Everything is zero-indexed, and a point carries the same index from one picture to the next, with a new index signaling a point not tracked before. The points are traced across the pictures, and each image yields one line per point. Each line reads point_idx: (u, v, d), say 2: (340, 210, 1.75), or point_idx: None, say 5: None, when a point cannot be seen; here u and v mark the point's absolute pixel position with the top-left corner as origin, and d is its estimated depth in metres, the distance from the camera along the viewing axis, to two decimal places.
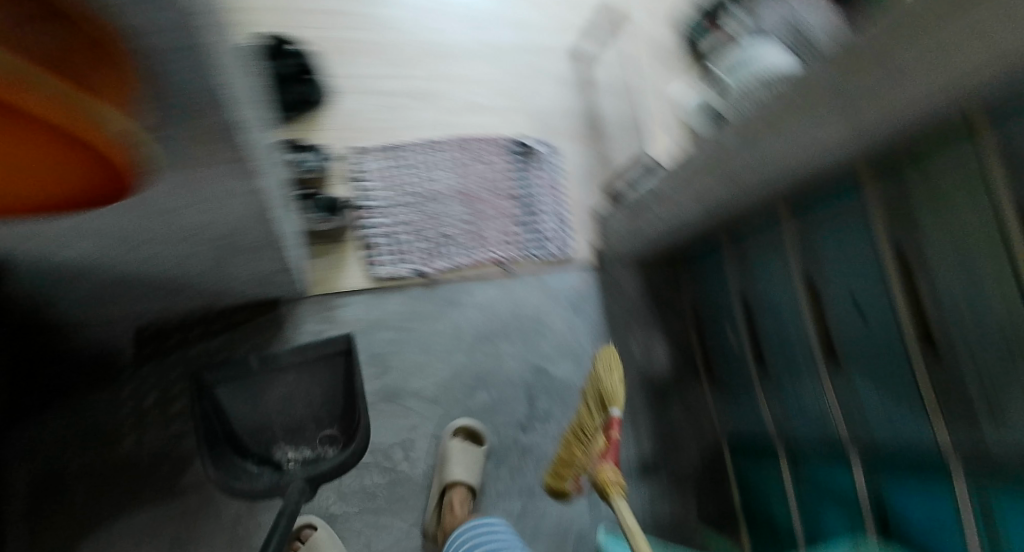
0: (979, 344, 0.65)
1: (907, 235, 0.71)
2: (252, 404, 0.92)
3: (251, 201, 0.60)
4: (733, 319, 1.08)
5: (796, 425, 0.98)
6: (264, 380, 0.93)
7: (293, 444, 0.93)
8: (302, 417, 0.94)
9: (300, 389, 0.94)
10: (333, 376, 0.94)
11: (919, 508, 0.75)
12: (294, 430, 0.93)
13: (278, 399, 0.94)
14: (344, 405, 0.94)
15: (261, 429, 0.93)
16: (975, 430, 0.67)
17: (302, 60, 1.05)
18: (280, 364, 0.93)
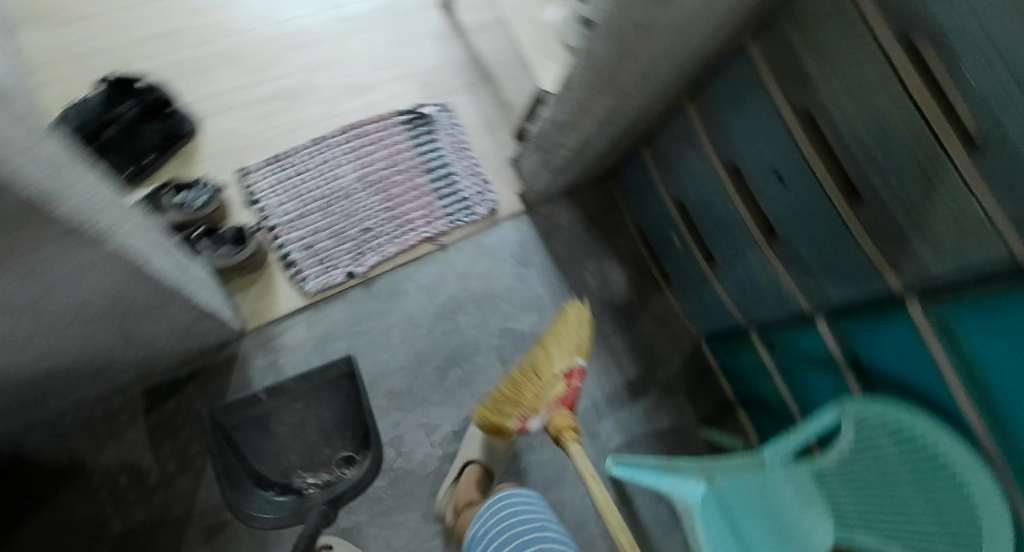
0: (894, 176, 0.70)
1: (803, 93, 0.76)
2: (265, 439, 0.94)
3: (118, 264, 0.54)
4: (674, 224, 1.15)
5: (754, 300, 1.06)
6: (274, 409, 0.94)
7: (311, 471, 0.95)
8: (315, 443, 0.96)
9: (311, 417, 0.96)
10: (343, 397, 0.96)
11: (887, 347, 0.84)
12: (310, 456, 0.96)
13: (289, 428, 0.95)
14: (357, 423, 0.96)
15: (276, 458, 0.94)
16: (911, 255, 0.74)
17: (158, 92, 0.97)
18: (288, 391, 0.94)
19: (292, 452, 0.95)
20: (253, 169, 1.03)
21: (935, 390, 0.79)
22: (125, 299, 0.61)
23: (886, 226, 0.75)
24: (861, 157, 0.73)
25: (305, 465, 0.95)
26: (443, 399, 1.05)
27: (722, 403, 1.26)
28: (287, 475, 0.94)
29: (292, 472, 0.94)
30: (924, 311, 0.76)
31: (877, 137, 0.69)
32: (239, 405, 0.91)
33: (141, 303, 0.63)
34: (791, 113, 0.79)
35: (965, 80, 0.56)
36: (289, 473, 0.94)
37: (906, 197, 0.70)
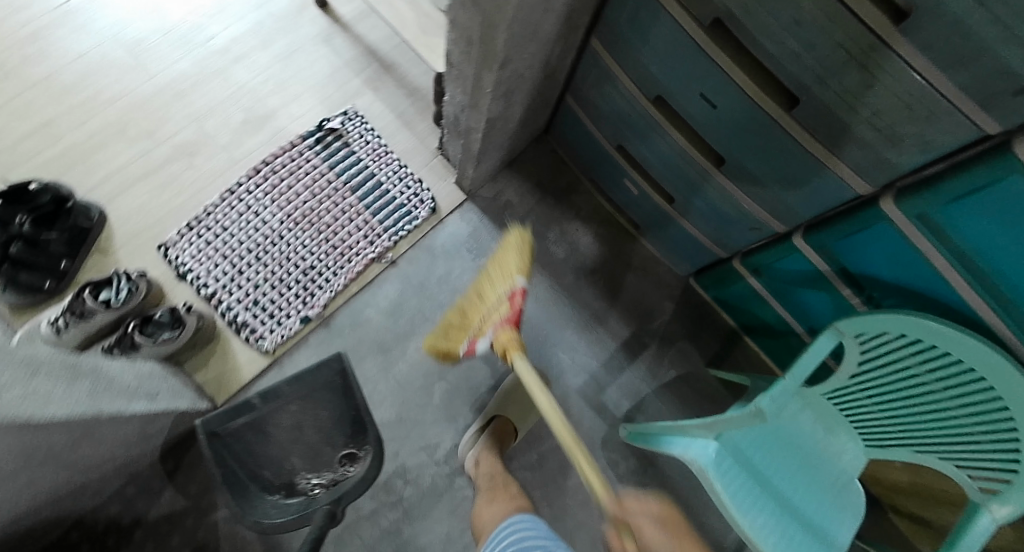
0: (827, 73, 0.62)
1: (705, 2, 0.67)
2: (264, 443, 0.89)
3: (27, 420, 0.51)
4: (623, 170, 1.06)
5: (724, 230, 0.98)
6: (270, 413, 0.89)
7: (315, 472, 0.92)
8: (315, 443, 0.93)
9: (308, 417, 0.92)
10: (338, 393, 0.91)
11: (874, 251, 0.78)
12: (312, 456, 0.93)
13: (286, 431, 0.91)
14: (356, 419, 0.92)
15: (277, 462, 0.90)
16: (869, 153, 0.67)
17: (54, 190, 0.89)
18: (281, 396, 0.88)
19: (292, 455, 0.92)
20: (173, 243, 0.98)
21: (929, 284, 0.75)
22: (76, 430, 0.59)
23: (833, 128, 0.67)
24: (786, 58, 0.65)
25: (309, 466, 0.92)
26: (436, 416, 1.02)
27: (727, 336, 1.20)
28: (291, 477, 0.91)
29: (295, 475, 0.91)
30: (899, 211, 0.70)
31: (794, 34, 0.61)
32: (231, 414, 0.84)
33: (76, 435, 0.60)
34: (697, 29, 0.70)
35: None
36: (292, 475, 0.91)
37: (846, 90, 0.62)
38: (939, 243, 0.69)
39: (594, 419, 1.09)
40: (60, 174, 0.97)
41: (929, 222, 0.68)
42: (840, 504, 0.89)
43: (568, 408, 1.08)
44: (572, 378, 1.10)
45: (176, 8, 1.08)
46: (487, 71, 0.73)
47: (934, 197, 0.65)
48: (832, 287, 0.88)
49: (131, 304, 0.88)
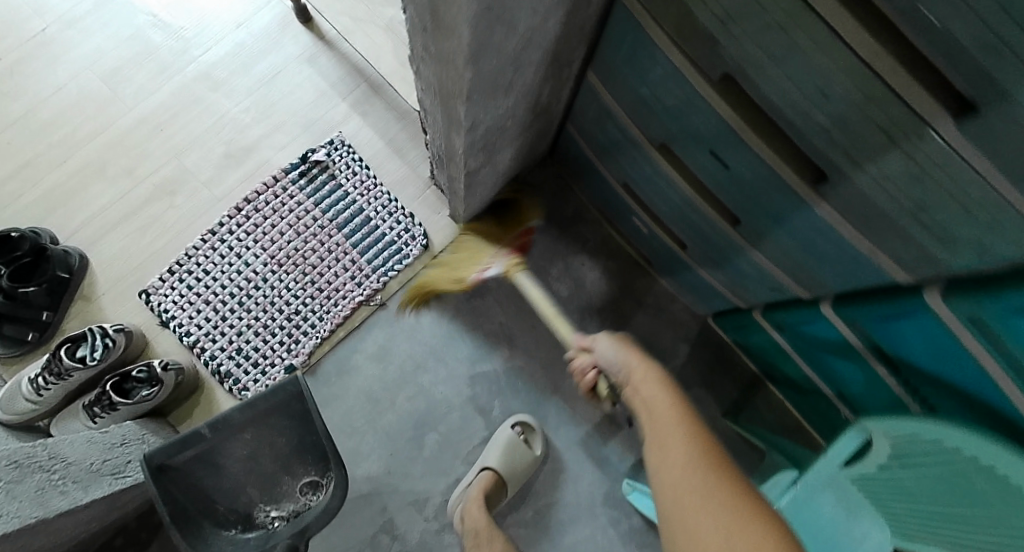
0: (863, 154, 0.50)
1: (712, 57, 0.54)
2: (218, 477, 0.91)
3: None
4: (631, 208, 0.94)
5: (744, 283, 0.87)
6: (222, 442, 0.86)
7: (273, 503, 0.97)
8: (272, 474, 0.96)
9: (265, 445, 0.91)
10: (297, 418, 0.88)
11: (915, 338, 0.67)
12: (269, 488, 0.96)
13: (241, 461, 0.91)
14: (317, 446, 0.92)
15: (232, 495, 0.93)
16: (913, 244, 0.54)
17: (34, 238, 0.87)
18: (234, 424, 0.84)
19: (250, 487, 0.95)
20: (155, 289, 0.95)
21: (983, 388, 0.63)
22: (13, 541, 0.58)
23: (867, 212, 0.55)
24: (809, 130, 0.52)
25: (266, 499, 0.96)
26: (425, 470, 0.97)
27: (747, 381, 1.10)
28: (247, 510, 0.95)
29: (252, 508, 0.95)
30: (949, 308, 0.58)
31: (819, 107, 0.49)
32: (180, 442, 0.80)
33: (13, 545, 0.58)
34: (704, 83, 0.58)
35: (922, 22, 0.37)
36: (249, 509, 0.95)
37: (884, 176, 0.50)
38: (994, 348, 0.57)
39: (595, 473, 1.02)
40: (46, 217, 0.96)
41: (983, 325, 0.57)
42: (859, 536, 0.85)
43: (566, 461, 1.02)
44: (573, 429, 1.03)
45: (154, 34, 1.03)
46: (455, 134, 0.64)
47: (990, 302, 0.53)
48: (865, 360, 0.78)
49: (110, 360, 0.87)
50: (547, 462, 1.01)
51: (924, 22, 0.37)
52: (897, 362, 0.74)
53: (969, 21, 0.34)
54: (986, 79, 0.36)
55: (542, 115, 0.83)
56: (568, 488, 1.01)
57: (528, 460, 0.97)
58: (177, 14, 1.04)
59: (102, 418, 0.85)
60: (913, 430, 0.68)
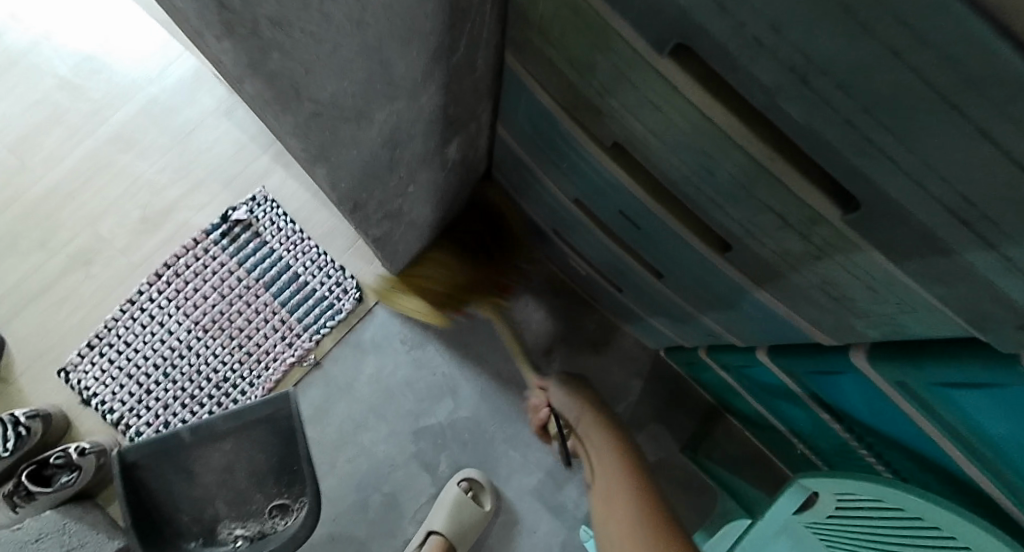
0: (758, 229, 0.47)
1: (598, 123, 0.51)
2: (188, 485, 0.83)
3: None
4: (565, 251, 0.92)
5: (679, 325, 0.84)
6: (201, 448, 0.81)
7: (239, 520, 0.86)
8: (245, 489, 0.86)
9: (243, 459, 0.83)
10: (280, 437, 0.83)
11: (848, 392, 0.65)
12: (238, 504, 0.86)
13: (216, 472, 0.83)
14: (296, 469, 0.85)
15: (198, 505, 0.84)
16: (823, 307, 0.52)
17: None
18: (217, 432, 0.79)
19: (218, 499, 0.85)
20: (74, 366, 0.91)
21: (916, 440, 0.61)
22: None
23: (775, 278, 0.52)
24: (706, 204, 0.49)
25: (233, 514, 0.86)
26: (371, 534, 0.95)
27: (705, 414, 1.07)
28: (212, 523, 0.85)
29: (217, 522, 0.85)
30: (875, 369, 0.56)
31: (707, 182, 0.46)
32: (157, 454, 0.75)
33: None
34: (600, 148, 0.54)
35: (785, 116, 0.33)
36: (213, 522, 0.85)
37: (784, 251, 0.47)
38: (923, 410, 0.55)
39: (551, 522, 0.99)
40: None
41: (910, 391, 0.54)
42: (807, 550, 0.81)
43: (520, 512, 0.99)
44: (525, 478, 0.99)
45: (61, 97, 0.99)
46: (344, 209, 0.60)
47: (909, 371, 0.51)
48: (807, 405, 0.75)
49: (25, 448, 0.85)
50: (499, 515, 0.98)
51: (785, 115, 0.33)
52: (834, 408, 0.71)
53: (832, 119, 0.30)
54: (859, 177, 0.33)
55: (463, 169, 0.79)
56: (523, 541, 0.98)
57: (478, 517, 0.95)
58: (83, 76, 1.00)
59: (23, 508, 0.81)
60: (853, 485, 0.66)
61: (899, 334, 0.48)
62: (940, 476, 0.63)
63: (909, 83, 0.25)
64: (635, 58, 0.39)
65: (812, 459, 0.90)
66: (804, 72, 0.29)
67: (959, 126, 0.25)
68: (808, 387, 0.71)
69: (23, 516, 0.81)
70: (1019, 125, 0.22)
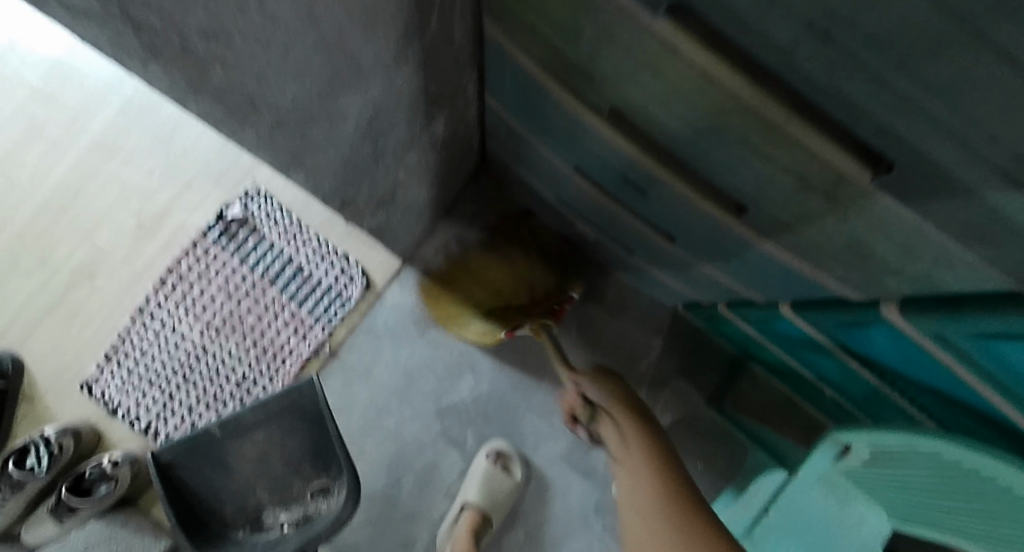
0: (778, 192, 0.43)
1: (591, 91, 0.46)
2: (226, 476, 0.82)
3: None
4: (570, 217, 0.88)
5: (691, 282, 0.82)
6: (233, 440, 0.80)
7: (283, 505, 0.86)
8: (283, 475, 0.85)
9: (276, 447, 0.82)
10: (308, 419, 0.80)
11: (882, 343, 0.62)
12: (279, 489, 0.86)
13: (251, 462, 0.83)
14: (329, 451, 0.82)
15: (240, 495, 0.84)
16: (850, 265, 0.48)
17: None
18: (245, 424, 0.79)
19: (259, 486, 0.85)
20: (95, 380, 0.93)
21: (953, 386, 0.58)
22: None
23: (797, 239, 0.49)
24: (718, 168, 0.45)
25: (276, 500, 0.86)
26: (408, 511, 0.97)
27: (729, 365, 1.05)
28: (257, 512, 0.86)
29: (261, 509, 0.86)
30: (910, 323, 0.52)
31: (717, 147, 0.42)
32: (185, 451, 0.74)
33: None
34: (596, 117, 0.50)
35: (802, 74, 0.29)
36: (258, 510, 0.86)
37: (806, 213, 0.44)
38: (965, 362, 0.52)
39: (582, 485, 1.00)
40: None
41: (948, 341, 0.51)
42: None
43: (551, 479, 1.00)
44: (553, 445, 1.00)
45: (35, 108, 0.99)
46: None
47: (948, 325, 0.48)
48: (837, 356, 0.73)
49: (60, 465, 0.88)
50: (531, 482, 0.99)
51: (801, 73, 0.29)
52: (868, 358, 0.69)
53: (858, 77, 0.26)
54: (892, 139, 0.29)
55: (456, 145, 0.75)
56: (556, 504, 1.00)
57: (516, 485, 0.96)
58: (55, 84, 1.00)
59: (69, 520, 0.85)
60: (888, 437, 0.65)
61: (934, 289, 0.45)
62: (980, 419, 0.61)
63: (953, 35, 0.21)
64: (624, 18, 0.34)
65: (844, 404, 0.88)
66: (824, 26, 0.25)
67: (1013, 82, 0.21)
68: (837, 339, 0.69)
69: (70, 528, 0.86)
70: None
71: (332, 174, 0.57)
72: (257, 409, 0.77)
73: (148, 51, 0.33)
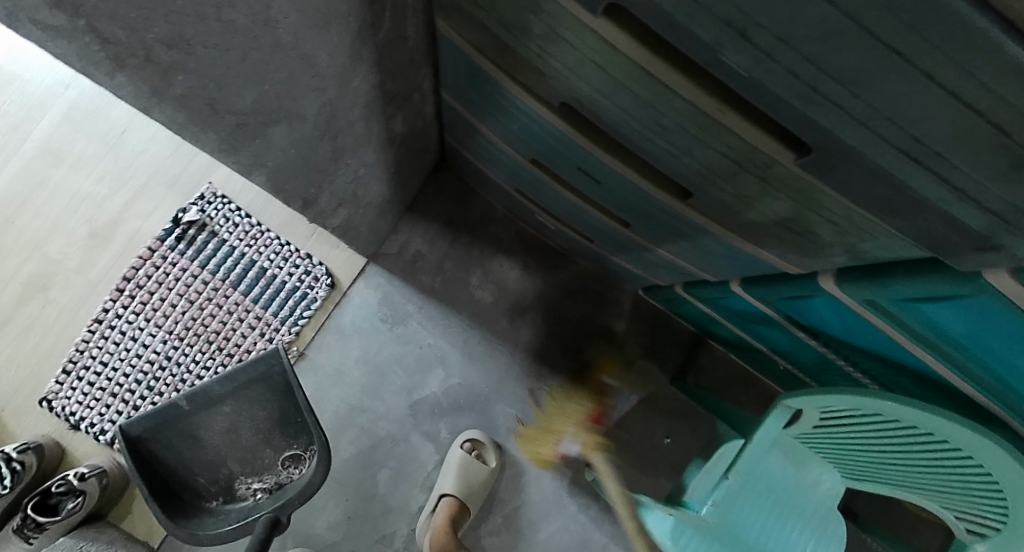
0: (718, 177, 0.46)
1: (541, 85, 0.49)
2: (197, 450, 0.80)
3: None
4: (530, 208, 0.91)
5: (650, 267, 0.86)
6: (201, 413, 0.77)
7: (255, 475, 0.84)
8: (254, 446, 0.83)
9: (246, 419, 0.80)
10: (277, 391, 0.78)
11: (824, 313, 0.66)
12: (250, 460, 0.83)
13: (221, 434, 0.80)
14: (299, 421, 0.81)
15: (211, 466, 0.82)
16: (787, 241, 0.53)
17: None
18: (214, 397, 0.76)
19: (229, 459, 0.82)
20: (54, 394, 0.91)
21: (888, 348, 0.64)
22: None
23: (740, 219, 0.53)
24: (662, 155, 0.49)
25: (247, 470, 0.84)
26: (385, 505, 0.98)
27: (689, 344, 1.10)
28: (229, 482, 0.84)
29: (234, 479, 0.83)
30: (843, 292, 0.58)
31: (660, 135, 0.45)
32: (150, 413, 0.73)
33: None
34: (547, 109, 0.52)
35: (728, 68, 0.32)
36: (230, 480, 0.83)
37: (742, 194, 0.47)
38: (895, 324, 0.57)
39: (556, 468, 1.04)
40: None
41: (881, 307, 0.56)
42: (804, 460, 0.88)
43: (525, 464, 1.03)
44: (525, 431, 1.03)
45: None
46: None
47: (880, 292, 0.53)
48: (787, 329, 0.78)
49: (24, 482, 0.86)
50: (506, 469, 1.02)
51: (727, 69, 0.32)
52: (813, 329, 0.74)
53: (775, 71, 0.29)
54: (810, 125, 0.33)
55: (414, 141, 0.76)
56: (531, 489, 1.03)
57: (492, 471, 0.99)
58: None
59: (37, 539, 0.84)
60: (831, 400, 0.71)
61: (863, 259, 0.50)
62: (912, 376, 0.67)
63: (847, 32, 0.24)
64: (567, 18, 0.36)
65: (795, 373, 0.94)
66: (742, 26, 0.27)
67: (899, 69, 0.24)
68: (784, 312, 0.74)
69: (40, 546, 0.84)
70: (958, 62, 0.22)
71: (292, 176, 0.58)
72: (223, 381, 0.75)
73: (112, 63, 0.34)
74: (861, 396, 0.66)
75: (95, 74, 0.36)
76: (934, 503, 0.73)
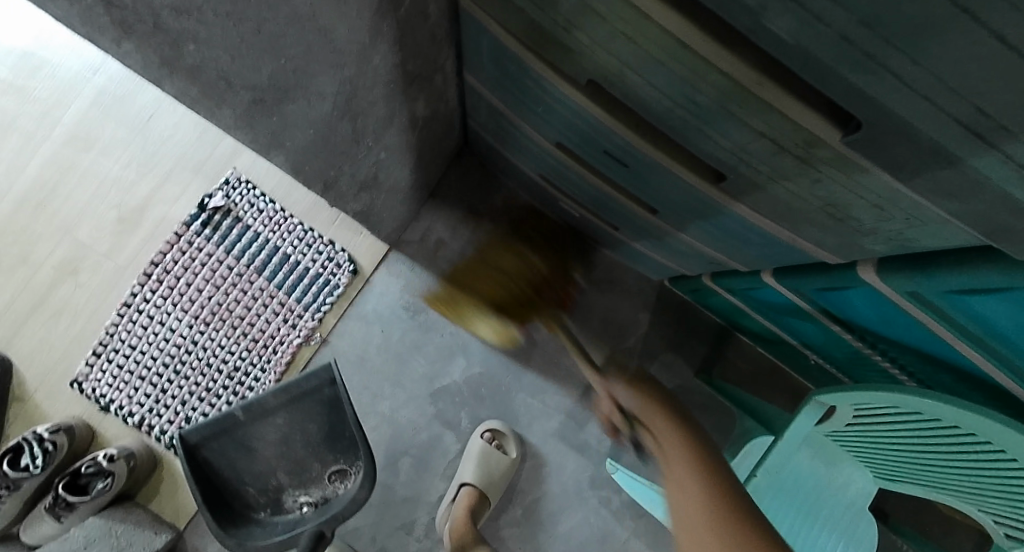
0: (755, 157, 0.44)
1: (570, 62, 0.46)
2: (251, 460, 0.80)
3: None
4: (555, 196, 0.89)
5: (677, 256, 0.83)
6: (255, 424, 0.77)
7: (302, 488, 0.83)
8: (303, 458, 0.82)
9: (298, 431, 0.80)
10: (326, 405, 0.78)
11: (863, 307, 0.63)
12: (298, 471, 0.82)
13: (274, 445, 0.80)
14: (347, 435, 0.80)
15: (261, 476, 0.81)
16: (827, 228, 0.50)
17: None
18: (268, 408, 0.76)
19: (279, 470, 0.82)
20: (85, 376, 0.93)
21: (930, 344, 0.60)
22: None
23: (775, 204, 0.50)
24: (695, 136, 0.46)
25: (295, 482, 0.83)
26: (406, 494, 0.98)
27: (716, 337, 1.07)
28: (278, 493, 0.82)
29: (282, 492, 0.82)
30: (884, 283, 0.54)
31: (694, 114, 0.42)
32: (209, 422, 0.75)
33: None
34: (574, 89, 0.50)
35: (770, 35, 0.29)
36: (278, 492, 0.82)
37: (779, 177, 0.45)
38: (941, 320, 0.53)
39: (578, 460, 1.02)
40: None
41: (927, 303, 0.52)
42: (834, 458, 0.84)
43: (545, 455, 1.02)
44: (546, 423, 1.02)
45: (7, 101, 0.98)
46: None
47: (929, 286, 0.49)
48: (820, 322, 0.75)
49: (55, 461, 0.88)
50: (526, 460, 1.01)
51: (771, 36, 0.29)
52: (849, 323, 0.71)
53: (825, 36, 0.27)
54: (861, 97, 0.30)
55: (438, 125, 0.75)
56: (552, 481, 1.02)
57: (514, 462, 0.98)
58: (27, 75, 0.98)
59: (67, 517, 0.86)
60: (866, 398, 0.67)
61: (908, 248, 0.47)
62: (955, 374, 0.63)
63: None
64: None
65: (827, 368, 0.91)
66: None
67: (970, 30, 0.21)
68: (819, 304, 0.70)
69: (70, 525, 0.87)
70: None
71: (310, 159, 0.57)
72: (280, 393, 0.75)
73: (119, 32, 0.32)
74: (898, 394, 0.63)
75: (104, 45, 0.35)
76: (972, 507, 0.70)
